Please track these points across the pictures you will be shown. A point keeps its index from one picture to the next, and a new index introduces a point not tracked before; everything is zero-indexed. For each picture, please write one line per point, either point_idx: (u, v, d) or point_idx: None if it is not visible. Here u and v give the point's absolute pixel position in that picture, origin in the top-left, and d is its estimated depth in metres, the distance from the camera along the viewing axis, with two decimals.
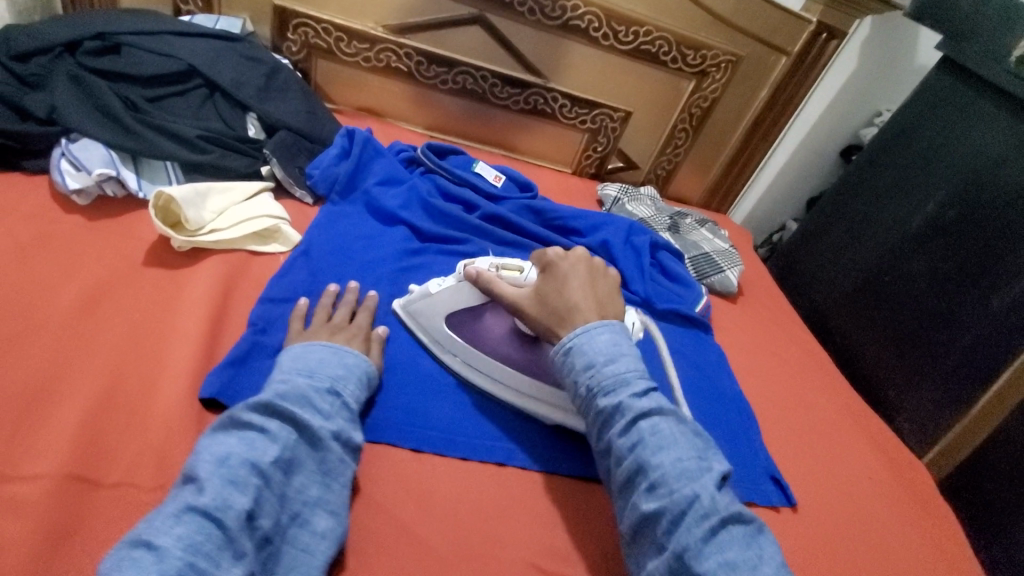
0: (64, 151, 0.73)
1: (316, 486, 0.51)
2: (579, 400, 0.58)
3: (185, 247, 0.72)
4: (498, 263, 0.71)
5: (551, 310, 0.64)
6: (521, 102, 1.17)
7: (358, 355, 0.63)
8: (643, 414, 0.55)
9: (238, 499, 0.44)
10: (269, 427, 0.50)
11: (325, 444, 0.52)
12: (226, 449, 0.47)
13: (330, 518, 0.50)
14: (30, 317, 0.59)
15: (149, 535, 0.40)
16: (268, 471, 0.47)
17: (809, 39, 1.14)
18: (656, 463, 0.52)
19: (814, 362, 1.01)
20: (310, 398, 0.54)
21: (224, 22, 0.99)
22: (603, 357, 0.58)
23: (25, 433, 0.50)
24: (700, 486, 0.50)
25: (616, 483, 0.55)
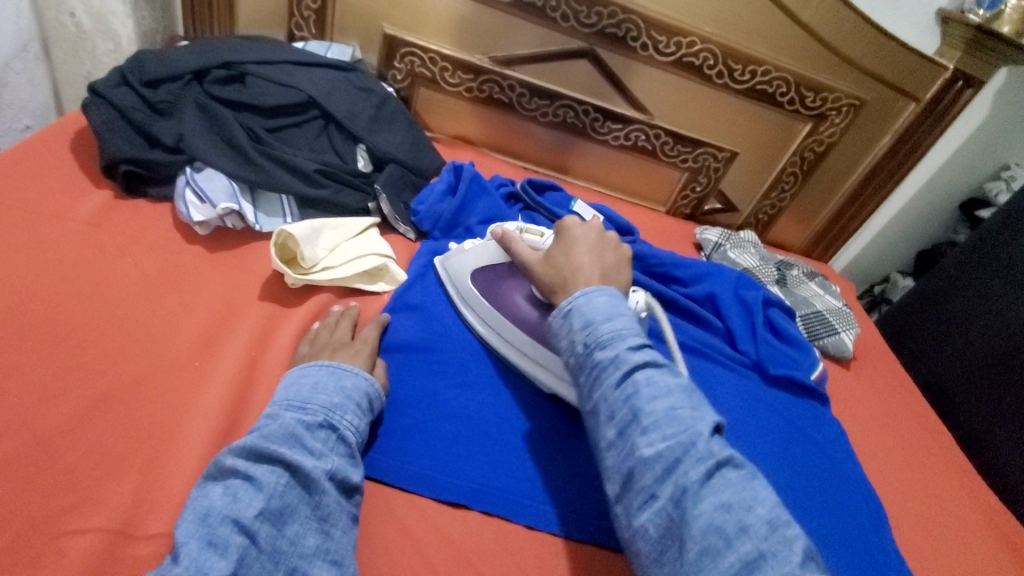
0: (189, 180, 0.73)
1: (313, 535, 0.47)
2: (574, 359, 0.53)
3: (298, 284, 0.71)
4: (523, 228, 0.78)
5: (556, 272, 0.63)
6: (621, 138, 1.12)
7: (359, 377, 0.58)
8: (637, 365, 0.49)
9: (217, 564, 0.41)
10: (255, 473, 0.47)
11: (317, 486, 0.48)
12: (208, 505, 0.45)
13: (331, 570, 0.46)
14: (153, 354, 0.58)
15: None
16: (252, 525, 0.44)
17: (943, 86, 1.04)
18: (649, 411, 0.47)
19: (938, 444, 0.92)
20: (299, 435, 0.50)
21: (336, 50, 0.99)
22: (600, 315, 0.53)
23: (148, 485, 0.49)
24: (695, 431, 0.45)
25: (604, 440, 0.49)
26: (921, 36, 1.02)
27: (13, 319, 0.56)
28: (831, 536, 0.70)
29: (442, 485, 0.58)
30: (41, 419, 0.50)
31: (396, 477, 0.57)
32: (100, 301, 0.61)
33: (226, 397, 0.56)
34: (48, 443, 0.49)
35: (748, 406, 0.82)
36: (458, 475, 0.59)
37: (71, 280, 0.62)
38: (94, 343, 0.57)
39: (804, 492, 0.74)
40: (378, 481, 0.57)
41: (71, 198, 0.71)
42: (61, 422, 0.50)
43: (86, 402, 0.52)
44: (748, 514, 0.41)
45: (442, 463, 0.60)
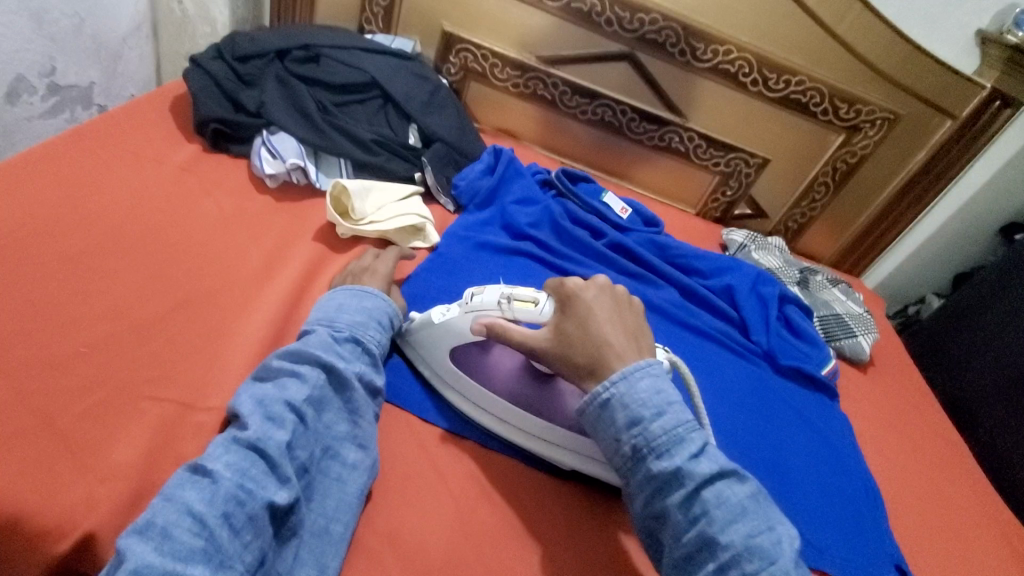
0: (264, 140, 0.84)
1: (344, 423, 0.55)
2: (624, 458, 0.55)
3: (346, 235, 0.80)
4: (509, 292, 0.63)
5: (581, 354, 0.58)
6: (656, 138, 1.18)
7: (380, 301, 0.65)
8: (704, 481, 0.51)
9: (277, 432, 0.50)
10: (299, 371, 0.55)
11: (349, 385, 0.56)
12: (261, 392, 0.53)
13: (359, 451, 0.55)
14: (224, 275, 0.68)
15: (203, 462, 0.47)
16: (300, 407, 0.52)
17: (980, 106, 1.06)
18: (725, 541, 0.49)
19: (953, 453, 0.92)
20: (331, 344, 0.58)
21: (399, 42, 1.10)
22: (650, 411, 0.54)
23: (211, 372, 0.58)
24: (781, 569, 0.47)
25: (672, 558, 0.52)
26: (960, 57, 1.05)
27: (121, 233, 0.68)
28: (825, 515, 0.73)
29: (456, 416, 0.66)
30: (134, 311, 0.60)
31: (417, 402, 0.65)
32: (185, 229, 0.72)
33: (277, 315, 0.65)
34: (138, 329, 0.59)
35: (753, 387, 0.85)
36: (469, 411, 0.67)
37: (165, 210, 0.73)
38: (179, 259, 0.68)
39: (803, 474, 0.77)
40: (398, 406, 0.65)
41: (168, 148, 0.84)
42: (149, 315, 0.61)
43: (169, 304, 0.62)
44: None
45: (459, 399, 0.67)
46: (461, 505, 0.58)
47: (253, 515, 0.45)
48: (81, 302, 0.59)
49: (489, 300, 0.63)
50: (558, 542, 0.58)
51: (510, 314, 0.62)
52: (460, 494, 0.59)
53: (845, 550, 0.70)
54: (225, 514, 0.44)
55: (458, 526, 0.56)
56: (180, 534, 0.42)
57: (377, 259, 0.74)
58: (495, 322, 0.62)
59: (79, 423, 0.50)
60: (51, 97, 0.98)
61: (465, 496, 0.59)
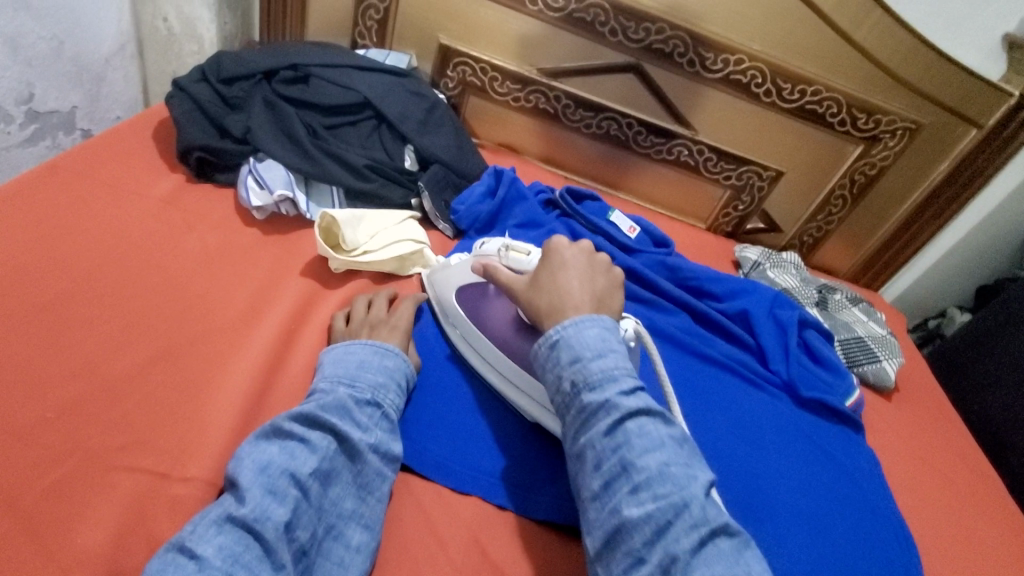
0: (251, 169, 0.80)
1: (352, 498, 0.51)
2: (562, 396, 0.53)
3: (339, 269, 0.75)
4: (508, 243, 0.69)
5: (542, 298, 0.60)
6: (664, 152, 1.13)
7: (399, 358, 0.62)
8: (630, 414, 0.50)
9: (277, 510, 0.45)
10: (309, 437, 0.50)
11: (361, 457, 0.52)
12: (264, 458, 0.48)
13: (364, 532, 0.50)
14: (207, 320, 0.64)
15: (192, 541, 0.42)
16: (306, 482, 0.48)
17: (1009, 113, 1.00)
18: (641, 466, 0.47)
19: (986, 485, 0.87)
20: (348, 408, 0.54)
21: (393, 57, 1.06)
22: (590, 351, 0.53)
23: (190, 433, 0.53)
24: (689, 493, 0.46)
25: (589, 490, 0.50)
26: (987, 62, 0.99)
27: (95, 278, 0.63)
28: (856, 569, 0.68)
29: (459, 471, 0.61)
30: (108, 366, 0.56)
31: (414, 456, 0.60)
32: (165, 270, 0.67)
33: (262, 364, 0.61)
34: (111, 388, 0.54)
35: (773, 424, 0.80)
36: (472, 464, 0.62)
37: (144, 250, 0.69)
38: (159, 305, 0.63)
39: (832, 522, 0.71)
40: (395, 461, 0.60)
41: (150, 179, 0.79)
42: (124, 371, 0.56)
43: (147, 357, 0.58)
44: None
45: (460, 450, 0.62)
46: (463, 574, 0.53)
47: None
48: (49, 359, 0.55)
49: (490, 249, 0.70)
50: None
51: (504, 261, 0.67)
52: (462, 560, 0.54)
53: None
54: None
55: None
56: None
57: (389, 315, 0.68)
58: (489, 263, 0.67)
59: (43, 501, 0.46)
60: (30, 124, 0.94)
61: (467, 563, 0.54)
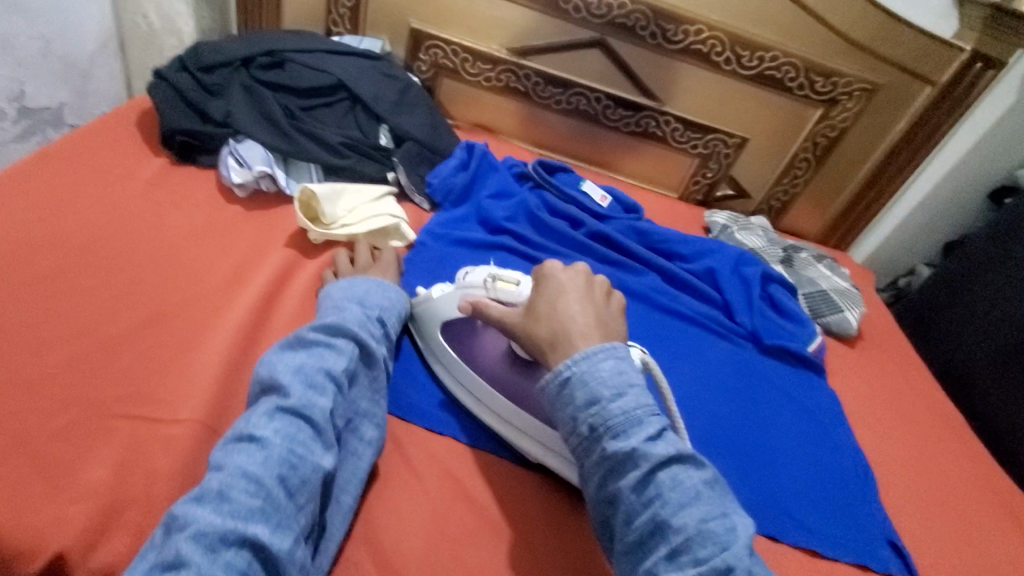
0: (232, 149, 0.84)
1: (368, 400, 0.58)
2: (582, 439, 0.52)
3: (319, 240, 0.79)
4: (495, 273, 0.66)
5: (546, 329, 0.58)
6: (633, 124, 1.17)
7: (396, 289, 0.69)
8: (659, 462, 0.49)
9: (320, 399, 0.51)
10: (335, 343, 0.56)
11: (377, 363, 0.60)
12: (297, 361, 0.54)
13: (377, 428, 0.58)
14: (193, 287, 0.68)
15: (249, 430, 0.48)
16: (340, 378, 0.54)
17: (961, 68, 1.04)
18: (677, 524, 0.46)
19: (946, 423, 0.92)
20: (363, 323, 0.60)
21: (367, 42, 1.09)
22: (610, 392, 0.52)
23: (180, 384, 0.57)
24: (731, 552, 0.44)
25: (625, 544, 0.49)
26: (936, 21, 1.03)
27: (88, 251, 0.67)
28: (814, 494, 0.72)
29: (434, 417, 0.65)
30: (103, 328, 0.60)
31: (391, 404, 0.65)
32: (152, 243, 0.71)
33: (246, 322, 0.65)
34: (104, 346, 0.58)
35: (738, 370, 0.84)
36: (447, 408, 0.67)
37: (133, 226, 0.73)
38: (148, 274, 0.67)
39: (790, 454, 0.76)
40: None
41: (135, 163, 0.83)
42: (117, 332, 0.60)
43: (137, 319, 0.62)
44: None
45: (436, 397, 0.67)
46: (439, 505, 0.57)
47: (306, 479, 0.46)
48: (48, 322, 0.59)
49: (475, 280, 0.67)
50: (540, 535, 0.58)
51: (492, 293, 0.65)
52: (437, 493, 0.58)
53: (835, 526, 0.69)
54: (281, 477, 0.45)
55: (435, 526, 0.56)
56: (237, 495, 0.43)
57: (375, 263, 0.75)
58: (477, 301, 0.64)
59: (44, 443, 0.50)
60: (22, 121, 0.98)
61: (443, 495, 0.58)
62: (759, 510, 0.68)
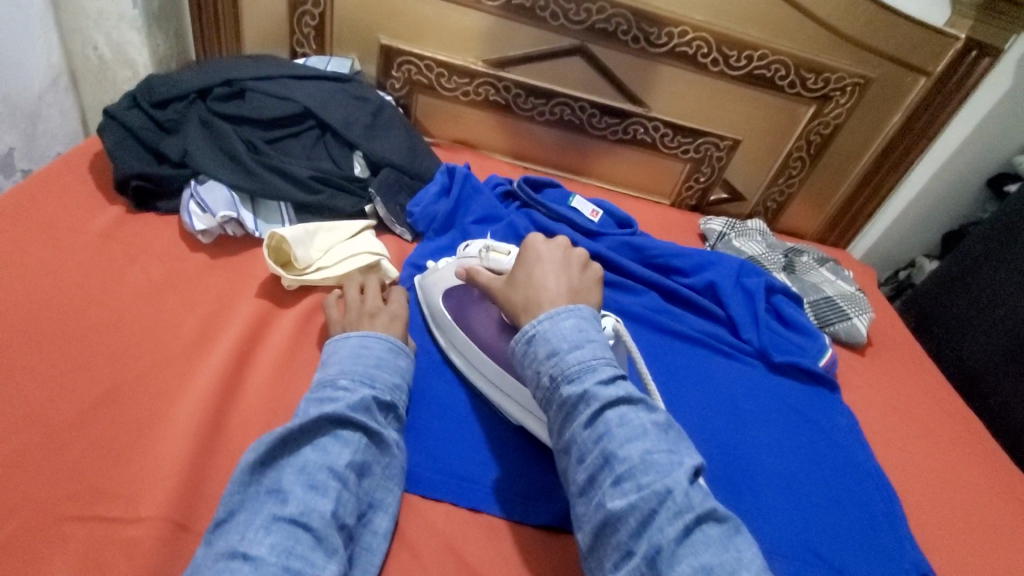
0: (193, 193, 0.77)
1: (381, 489, 0.53)
2: (542, 393, 0.51)
3: (293, 286, 0.73)
4: (489, 246, 0.71)
5: (518, 294, 0.59)
6: (620, 132, 1.12)
7: (408, 357, 0.64)
8: (610, 403, 0.47)
9: (322, 503, 0.47)
10: (342, 433, 0.52)
11: (390, 449, 0.54)
12: (298, 460, 0.49)
13: (389, 519, 0.53)
14: (156, 353, 0.62)
15: (243, 546, 0.43)
16: (345, 473, 0.49)
17: (956, 57, 1.00)
18: (623, 455, 0.45)
19: (965, 431, 0.88)
20: (374, 406, 0.55)
21: (335, 63, 1.03)
22: (567, 343, 0.51)
23: (142, 473, 0.52)
24: (672, 479, 0.43)
25: (577, 485, 0.48)
26: (929, 9, 0.99)
27: (33, 323, 0.61)
28: (839, 528, 0.67)
29: (429, 481, 0.59)
30: (52, 414, 0.54)
31: None
32: (108, 306, 0.65)
33: (215, 391, 0.59)
34: (55, 434, 0.52)
35: (749, 395, 0.80)
36: (444, 470, 0.60)
37: (84, 288, 0.66)
38: (104, 343, 0.61)
39: (810, 483, 0.71)
40: None
41: (88, 213, 0.77)
42: (69, 416, 0.54)
43: (92, 398, 0.56)
44: None
45: (431, 458, 0.61)
46: None
47: None
48: None
49: (471, 252, 0.72)
50: None
51: (484, 262, 0.69)
52: (437, 571, 0.53)
53: (862, 562, 0.65)
54: None
55: None
56: None
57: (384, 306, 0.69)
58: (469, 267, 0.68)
59: None
60: None
61: (443, 573, 0.53)
62: (782, 552, 0.63)
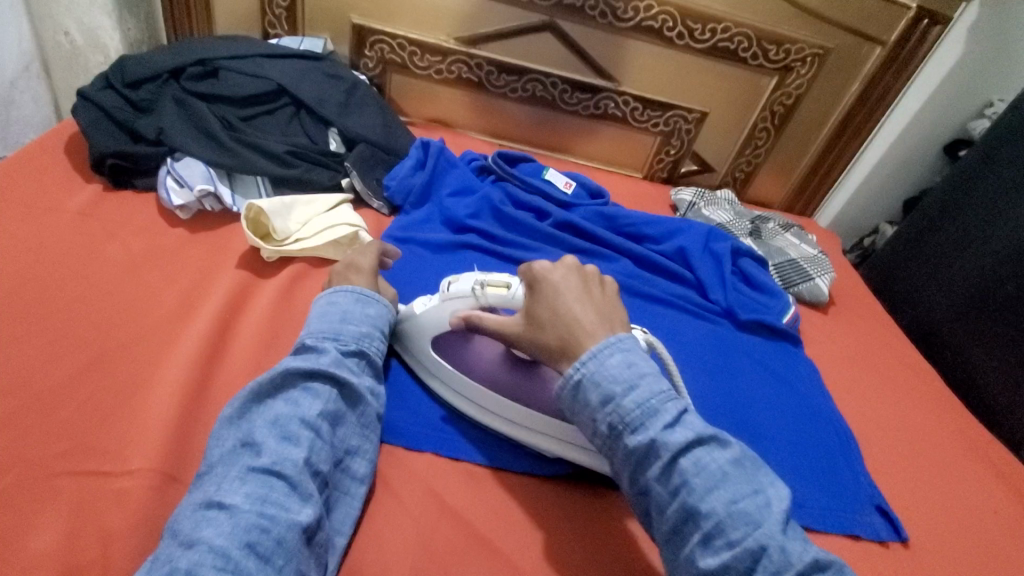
0: (169, 169, 0.79)
1: (356, 436, 0.56)
2: (604, 439, 0.51)
3: (272, 257, 0.75)
4: (481, 279, 0.62)
5: (550, 333, 0.56)
6: (591, 107, 1.15)
7: (380, 303, 0.64)
8: (681, 450, 0.48)
9: (294, 451, 0.49)
10: (311, 386, 0.53)
11: (362, 399, 0.56)
12: (270, 415, 0.51)
13: (367, 463, 0.56)
14: (139, 322, 0.64)
15: (220, 496, 0.45)
16: (316, 423, 0.51)
17: (909, 26, 1.05)
18: (706, 508, 0.46)
19: (922, 380, 0.93)
20: (341, 359, 0.57)
21: (308, 43, 1.04)
22: (623, 387, 0.51)
23: (131, 431, 0.54)
24: (763, 531, 0.45)
25: (661, 533, 0.49)
26: None
27: (16, 295, 0.62)
28: (799, 467, 0.72)
29: (411, 433, 0.62)
30: (39, 379, 0.56)
31: None
32: (89, 279, 0.67)
33: (199, 355, 0.61)
34: (44, 397, 0.54)
35: (715, 350, 0.84)
36: (425, 424, 0.63)
37: (65, 263, 0.68)
38: (86, 313, 0.63)
39: (772, 428, 0.75)
40: None
41: (64, 192, 0.77)
42: (56, 381, 0.56)
43: (78, 363, 0.58)
44: None
45: (411, 414, 0.63)
46: (421, 525, 0.55)
47: (281, 539, 0.44)
48: None
49: (461, 290, 0.63)
50: (529, 544, 0.56)
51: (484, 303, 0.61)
52: (419, 513, 0.56)
53: (821, 496, 0.69)
54: (249, 544, 0.42)
55: (419, 548, 0.53)
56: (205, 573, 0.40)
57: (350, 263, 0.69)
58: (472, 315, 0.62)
59: None
60: None
61: (425, 516, 0.56)
62: None
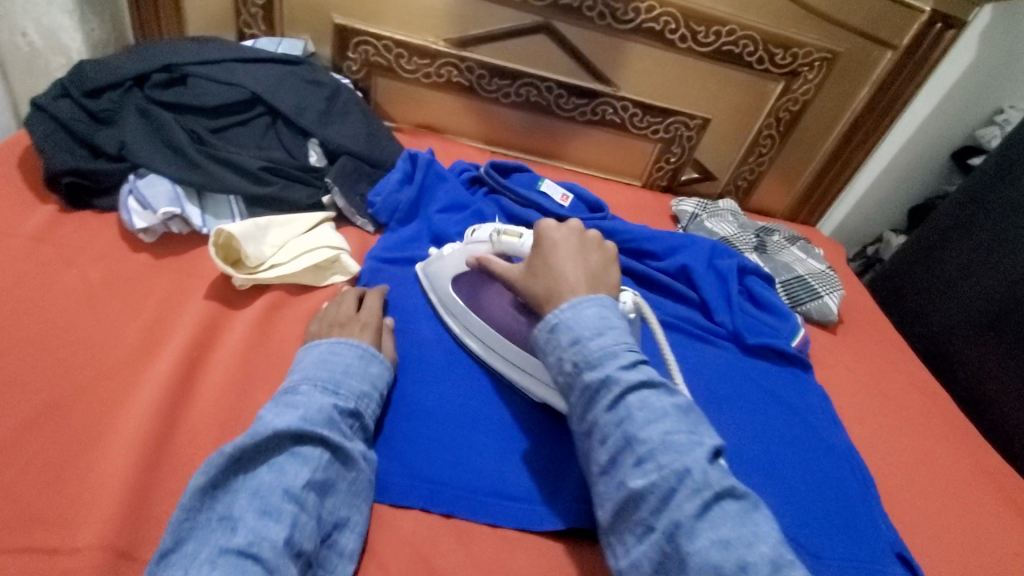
0: (132, 188, 0.72)
1: (346, 506, 0.50)
2: (563, 377, 0.50)
3: (246, 285, 0.69)
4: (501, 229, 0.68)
5: (537, 284, 0.57)
6: (589, 113, 1.09)
7: (383, 363, 0.60)
8: (631, 387, 0.46)
9: (275, 529, 0.43)
10: (301, 449, 0.48)
11: (355, 465, 0.51)
12: (253, 483, 0.45)
13: (356, 538, 0.50)
14: (94, 365, 0.57)
15: None
16: (303, 494, 0.46)
17: (922, 29, 1.00)
18: (643, 437, 0.44)
19: (934, 404, 0.89)
20: (336, 418, 0.52)
21: (286, 44, 0.97)
22: (589, 330, 0.49)
23: (81, 498, 0.48)
24: (692, 460, 0.43)
25: (598, 467, 0.47)
26: None
27: None
28: (817, 511, 0.67)
29: (398, 487, 0.56)
30: None
31: None
32: (39, 316, 0.60)
33: (161, 403, 0.55)
34: None
35: (724, 379, 0.79)
36: (413, 475, 0.58)
37: (12, 297, 0.61)
38: (35, 356, 0.56)
39: (787, 466, 0.71)
40: None
41: (16, 213, 0.71)
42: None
43: (23, 417, 0.52)
44: (748, 551, 0.39)
45: (398, 462, 0.58)
46: None
47: None
48: None
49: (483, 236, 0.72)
50: None
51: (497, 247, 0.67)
52: None
53: (840, 545, 0.65)
54: None
55: None
56: None
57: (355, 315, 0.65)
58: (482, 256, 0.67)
59: None
60: None
61: None
62: None
